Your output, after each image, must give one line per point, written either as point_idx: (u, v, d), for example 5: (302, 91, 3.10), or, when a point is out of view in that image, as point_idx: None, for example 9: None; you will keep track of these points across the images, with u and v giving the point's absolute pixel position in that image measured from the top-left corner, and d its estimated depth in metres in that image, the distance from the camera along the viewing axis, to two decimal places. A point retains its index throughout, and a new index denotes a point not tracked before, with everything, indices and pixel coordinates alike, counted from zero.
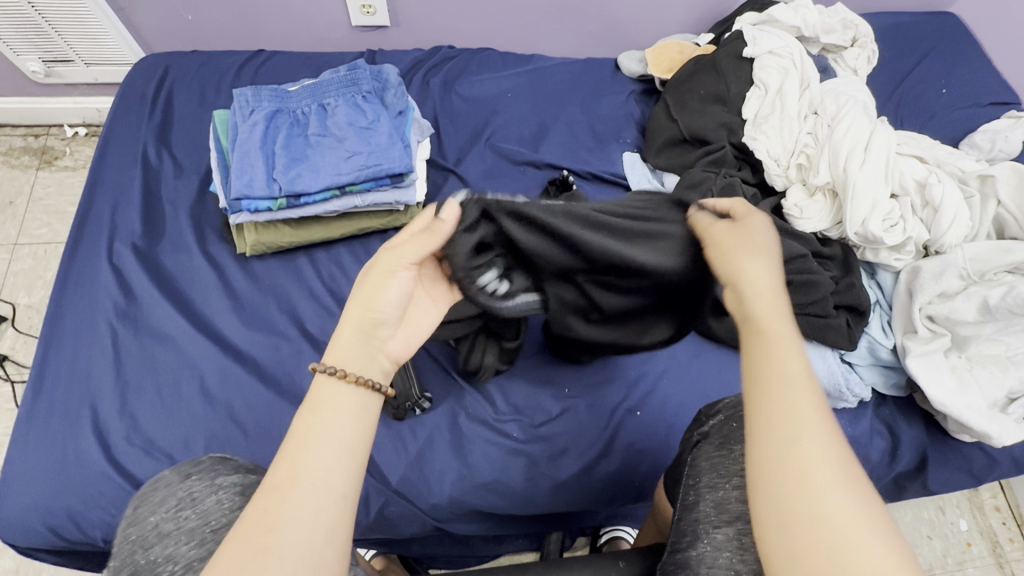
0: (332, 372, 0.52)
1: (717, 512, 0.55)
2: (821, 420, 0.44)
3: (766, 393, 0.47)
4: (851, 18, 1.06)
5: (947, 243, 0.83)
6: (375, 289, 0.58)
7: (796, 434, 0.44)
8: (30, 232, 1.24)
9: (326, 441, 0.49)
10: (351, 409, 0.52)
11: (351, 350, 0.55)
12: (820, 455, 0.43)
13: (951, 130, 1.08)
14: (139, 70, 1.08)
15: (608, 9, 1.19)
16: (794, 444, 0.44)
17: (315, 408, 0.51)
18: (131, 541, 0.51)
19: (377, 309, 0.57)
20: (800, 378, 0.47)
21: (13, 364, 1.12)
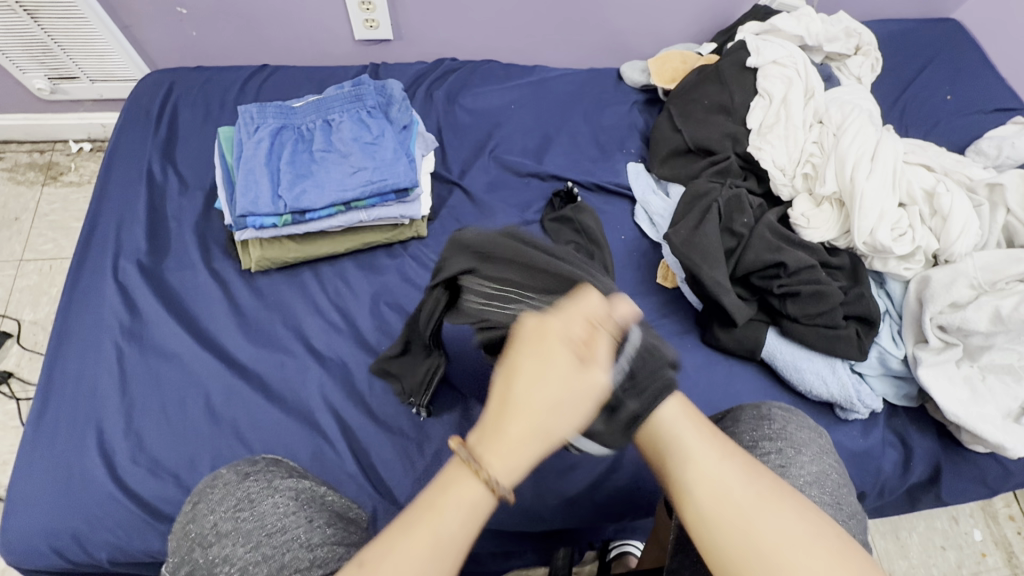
0: (486, 479, 0.44)
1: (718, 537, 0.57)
2: (717, 462, 0.50)
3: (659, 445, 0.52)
4: (854, 26, 1.06)
5: (957, 252, 0.82)
6: (569, 394, 0.46)
7: (696, 459, 0.50)
8: (36, 248, 1.24)
9: (453, 523, 0.44)
10: (466, 512, 0.44)
11: (525, 455, 0.45)
12: (719, 462, 0.50)
13: (957, 136, 1.07)
14: (144, 86, 1.09)
15: (610, 20, 1.20)
16: (711, 501, 0.48)
17: (441, 500, 0.44)
18: (190, 538, 0.54)
19: (540, 418, 0.45)
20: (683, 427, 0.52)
21: (19, 381, 1.11)
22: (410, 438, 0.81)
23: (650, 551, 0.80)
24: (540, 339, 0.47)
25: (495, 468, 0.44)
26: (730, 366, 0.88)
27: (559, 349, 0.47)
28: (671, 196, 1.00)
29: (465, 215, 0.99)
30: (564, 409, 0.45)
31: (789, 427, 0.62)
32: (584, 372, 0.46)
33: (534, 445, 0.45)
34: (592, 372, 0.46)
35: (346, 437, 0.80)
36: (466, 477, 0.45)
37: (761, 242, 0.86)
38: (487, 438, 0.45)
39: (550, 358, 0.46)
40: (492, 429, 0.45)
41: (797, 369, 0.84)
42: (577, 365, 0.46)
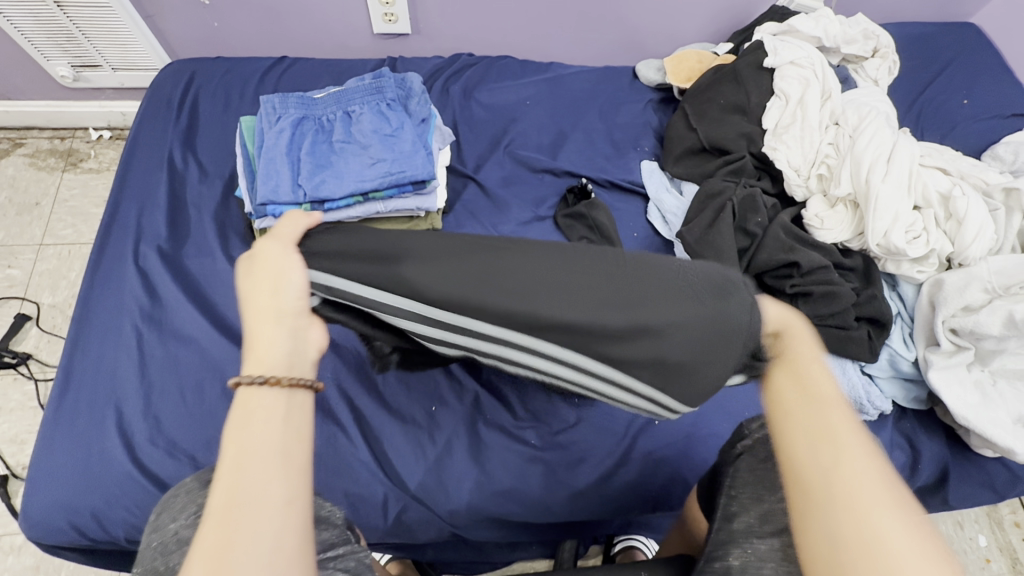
0: (267, 380, 0.43)
1: (761, 522, 0.56)
2: (850, 449, 0.42)
3: (791, 415, 0.45)
4: (872, 28, 1.05)
5: (971, 256, 0.82)
6: (273, 271, 0.50)
7: (834, 443, 0.43)
8: (55, 232, 1.26)
9: (261, 431, 0.42)
10: (277, 416, 0.43)
11: (273, 342, 0.46)
12: (858, 456, 0.42)
13: (974, 140, 1.07)
14: (166, 75, 1.10)
15: (627, 18, 1.20)
16: (828, 480, 0.42)
17: (237, 424, 0.42)
18: (153, 548, 0.52)
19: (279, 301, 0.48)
20: (832, 398, 0.45)
21: (37, 363, 1.14)
22: (421, 427, 0.83)
23: (676, 536, 0.80)
24: (246, 266, 0.50)
25: (255, 368, 0.44)
26: None
27: (263, 253, 0.51)
28: (685, 194, 1.00)
29: (479, 209, 1.00)
30: (281, 288, 0.49)
31: None
32: (279, 257, 0.51)
33: (278, 332, 0.47)
34: (268, 254, 0.51)
35: (359, 424, 0.82)
36: (255, 394, 0.43)
37: (775, 242, 0.86)
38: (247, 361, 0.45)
39: (249, 264, 0.51)
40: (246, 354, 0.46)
41: None
42: (285, 249, 0.52)
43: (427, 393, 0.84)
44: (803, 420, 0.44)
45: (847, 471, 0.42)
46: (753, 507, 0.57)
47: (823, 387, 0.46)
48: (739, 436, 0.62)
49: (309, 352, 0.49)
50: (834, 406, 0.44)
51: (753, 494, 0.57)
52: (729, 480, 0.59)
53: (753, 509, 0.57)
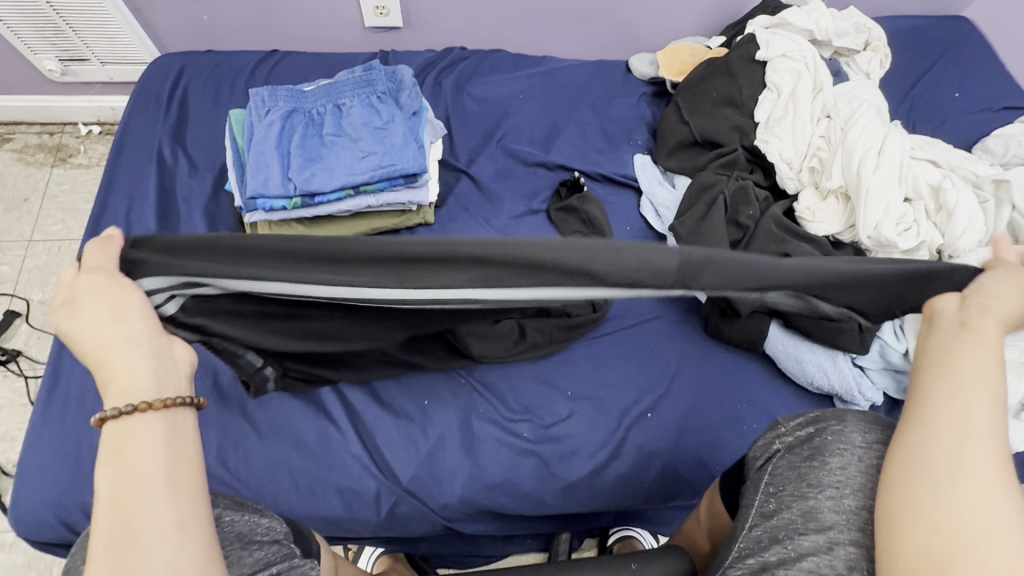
0: (134, 410, 0.44)
1: (805, 520, 0.52)
2: (979, 429, 0.44)
3: (936, 377, 0.48)
4: (863, 22, 1.05)
5: (961, 248, 0.82)
6: (106, 300, 0.47)
7: (965, 416, 0.45)
8: (45, 228, 1.25)
9: (146, 459, 0.43)
10: (159, 442, 0.44)
11: (134, 369, 0.46)
12: (982, 441, 0.44)
13: (965, 133, 1.08)
14: (155, 69, 1.09)
15: (621, 10, 1.20)
16: (936, 438, 0.45)
17: (107, 460, 0.43)
18: None
19: (124, 325, 0.47)
20: (988, 382, 0.46)
21: (27, 360, 1.13)
22: (414, 422, 0.83)
23: (684, 535, 0.78)
24: (67, 322, 0.46)
25: (116, 401, 0.44)
26: (731, 358, 0.90)
27: (90, 287, 0.47)
28: (677, 187, 1.01)
29: (472, 203, 1.00)
30: (120, 314, 0.47)
31: None
32: (107, 286, 0.47)
33: (134, 360, 0.46)
34: (92, 284, 0.47)
35: (351, 419, 0.82)
36: (123, 427, 0.44)
37: (766, 235, 0.86)
38: (109, 394, 0.45)
39: (71, 310, 0.46)
40: (106, 390, 0.46)
41: (798, 361, 0.86)
42: (109, 279, 0.48)
43: (419, 387, 0.85)
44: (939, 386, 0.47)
45: (973, 433, 0.44)
46: (794, 504, 0.54)
47: (973, 364, 0.47)
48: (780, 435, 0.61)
49: (180, 367, 0.49)
50: (981, 386, 0.46)
51: (797, 491, 0.54)
52: (770, 479, 0.57)
53: (794, 505, 0.54)
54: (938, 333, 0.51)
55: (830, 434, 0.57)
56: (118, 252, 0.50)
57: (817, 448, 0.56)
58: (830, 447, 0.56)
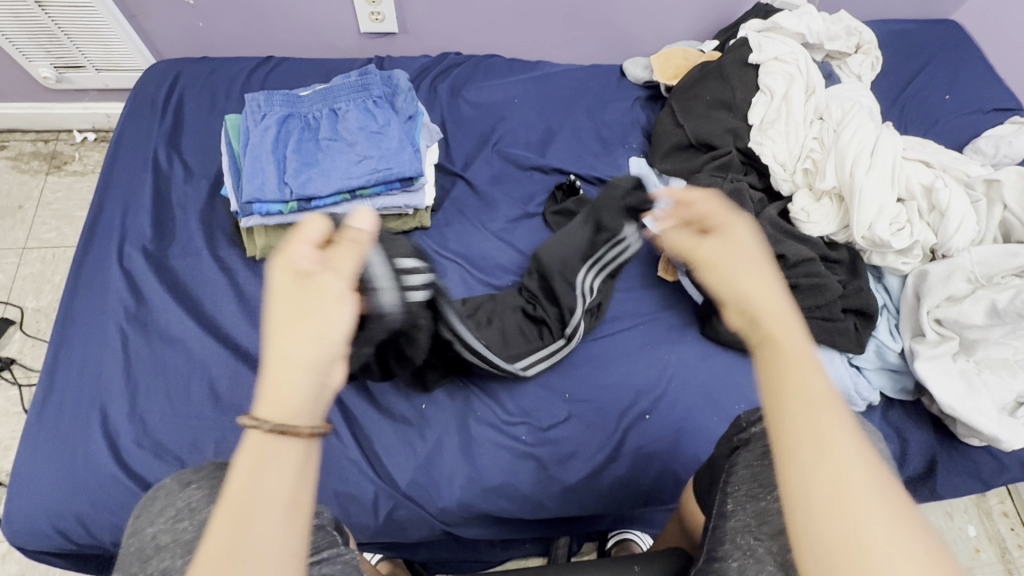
0: (285, 429, 0.38)
1: (759, 522, 0.53)
2: (850, 451, 0.37)
3: (798, 407, 0.38)
4: (854, 25, 1.06)
5: (955, 247, 0.83)
6: (311, 311, 0.42)
7: (833, 443, 0.37)
8: (39, 236, 1.24)
9: (277, 492, 0.37)
10: (292, 480, 0.37)
11: (299, 390, 0.40)
12: (858, 457, 0.37)
13: (956, 135, 1.09)
14: (150, 76, 1.10)
15: (615, 15, 1.20)
16: (825, 485, 0.36)
17: (241, 477, 0.37)
18: (132, 551, 0.52)
19: (316, 338, 0.41)
20: (824, 392, 0.39)
21: (21, 368, 1.12)
22: (411, 425, 0.83)
23: (671, 533, 0.78)
24: (280, 291, 0.43)
25: (271, 413, 0.38)
26: (728, 359, 0.91)
27: (309, 274, 0.44)
28: None
29: (468, 206, 1.00)
30: (321, 326, 0.41)
31: None
32: (309, 289, 0.43)
33: (301, 381, 0.40)
34: (314, 285, 0.43)
35: (348, 423, 0.82)
36: (268, 442, 0.38)
37: (762, 235, 0.87)
38: (266, 394, 0.39)
39: (297, 281, 0.43)
40: (266, 386, 0.40)
41: None
42: (335, 281, 0.44)
43: (417, 391, 0.85)
44: (803, 414, 0.38)
45: (838, 417, 0.38)
46: (748, 504, 0.54)
47: (809, 380, 0.39)
48: (736, 432, 0.60)
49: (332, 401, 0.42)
50: (822, 405, 0.38)
51: (750, 492, 0.55)
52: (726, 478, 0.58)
53: (749, 506, 0.54)
54: (758, 346, 0.42)
55: None
56: (360, 240, 0.49)
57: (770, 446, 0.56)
58: None
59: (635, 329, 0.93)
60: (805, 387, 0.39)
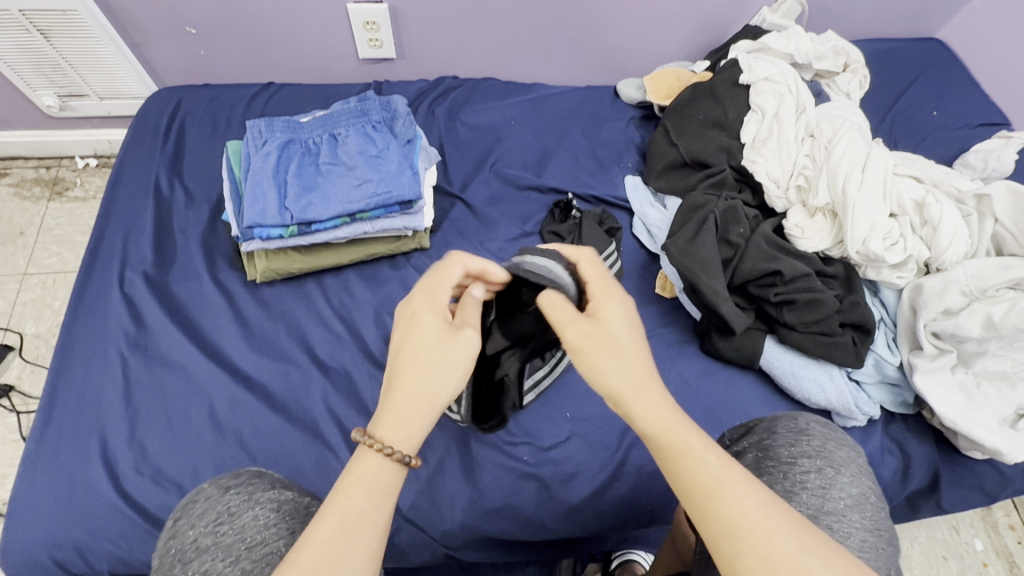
0: (388, 450, 0.51)
1: None
2: (714, 462, 0.49)
3: (673, 456, 0.51)
4: (841, 45, 1.09)
5: (948, 261, 0.84)
6: (450, 354, 0.56)
7: (704, 469, 0.49)
8: (40, 261, 1.25)
9: (368, 498, 0.49)
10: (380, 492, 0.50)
11: (417, 422, 0.54)
12: (722, 469, 0.49)
13: (946, 149, 1.11)
14: (152, 103, 1.11)
15: (607, 37, 1.23)
16: (710, 510, 0.47)
17: (348, 484, 0.50)
18: (170, 555, 0.52)
19: (431, 388, 0.55)
20: (681, 432, 0.52)
21: (19, 395, 1.11)
22: None
23: (664, 559, 0.78)
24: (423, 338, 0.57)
25: (389, 439, 0.52)
26: (729, 376, 0.91)
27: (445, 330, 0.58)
28: (669, 208, 1.02)
29: (467, 227, 1.01)
30: (441, 378, 0.55)
31: (829, 445, 0.59)
32: (450, 334, 0.58)
33: (421, 416, 0.54)
34: (458, 334, 0.58)
35: (349, 446, 0.82)
36: (371, 458, 0.51)
37: (758, 252, 0.88)
38: (383, 419, 0.53)
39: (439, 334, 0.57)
40: (387, 413, 0.54)
41: (796, 376, 0.87)
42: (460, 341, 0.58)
43: None
44: (678, 459, 0.50)
45: (702, 444, 0.51)
46: None
47: (670, 427, 0.52)
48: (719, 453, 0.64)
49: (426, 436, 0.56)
50: (686, 439, 0.51)
51: None
52: None
53: None
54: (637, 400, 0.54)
55: (756, 452, 0.60)
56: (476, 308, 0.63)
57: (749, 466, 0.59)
58: (759, 466, 0.58)
59: None
60: (669, 425, 0.52)
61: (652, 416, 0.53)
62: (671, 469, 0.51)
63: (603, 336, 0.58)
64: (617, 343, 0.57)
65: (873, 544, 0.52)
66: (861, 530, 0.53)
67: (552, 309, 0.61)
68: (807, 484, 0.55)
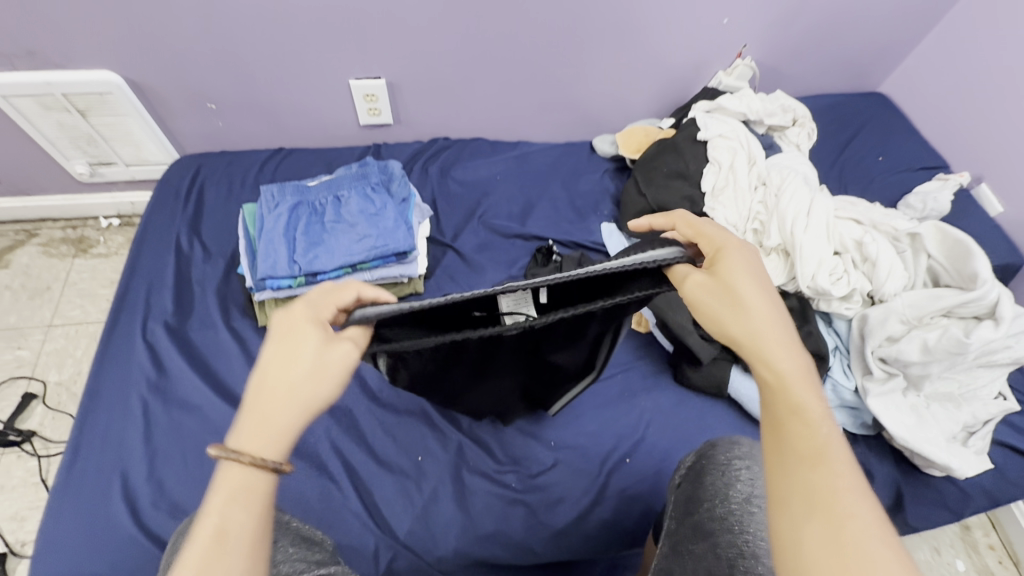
0: (250, 457, 0.45)
1: (693, 534, 0.63)
2: (825, 439, 0.47)
3: (780, 415, 0.50)
4: (787, 103, 1.22)
5: (888, 292, 0.93)
6: (332, 359, 0.53)
7: (813, 438, 0.47)
8: (64, 314, 1.35)
9: (238, 513, 0.44)
10: (251, 498, 0.44)
11: (287, 414, 0.49)
12: (832, 446, 0.47)
13: (891, 191, 1.23)
14: (175, 169, 1.24)
15: (583, 101, 1.38)
16: (796, 472, 0.46)
17: (213, 503, 0.44)
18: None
19: (303, 385, 0.51)
20: (806, 401, 0.50)
21: (40, 440, 1.18)
22: (409, 476, 0.90)
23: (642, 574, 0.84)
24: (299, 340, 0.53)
25: (252, 444, 0.46)
26: (701, 404, 0.99)
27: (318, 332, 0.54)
28: None
29: (458, 273, 1.11)
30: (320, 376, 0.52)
31: (756, 447, 0.70)
32: (329, 343, 0.54)
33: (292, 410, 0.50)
34: (337, 344, 0.54)
35: (350, 478, 0.89)
36: (233, 473, 0.45)
37: None
38: (247, 432, 0.48)
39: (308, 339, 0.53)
40: (251, 423, 0.48)
41: (761, 403, 0.94)
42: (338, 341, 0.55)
43: (414, 444, 0.92)
44: (789, 420, 0.49)
45: (825, 418, 0.49)
46: (685, 520, 0.66)
47: (793, 391, 0.50)
48: (679, 467, 0.75)
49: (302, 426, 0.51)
50: (802, 405, 0.50)
51: (686, 510, 0.66)
52: (671, 509, 0.70)
53: (685, 521, 0.65)
54: (756, 354, 0.54)
55: (701, 458, 0.71)
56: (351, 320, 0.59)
57: (697, 471, 0.69)
58: (703, 469, 0.69)
59: (613, 379, 1.01)
60: (795, 387, 0.51)
61: (782, 367, 0.52)
62: (778, 425, 0.49)
63: (720, 292, 0.57)
64: (752, 309, 0.56)
65: None
66: None
67: (683, 279, 0.59)
68: (738, 477, 0.64)
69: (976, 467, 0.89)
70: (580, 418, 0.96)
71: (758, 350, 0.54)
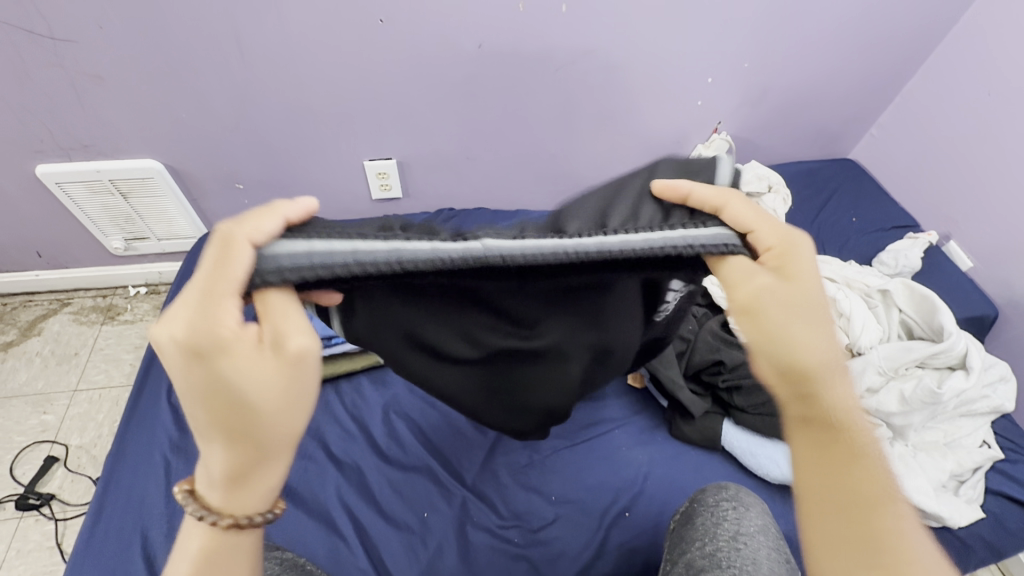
0: (246, 519, 0.50)
1: (688, 569, 0.66)
2: (885, 483, 0.56)
3: (846, 460, 0.57)
4: (762, 172, 1.34)
5: (864, 346, 0.99)
6: (292, 386, 0.49)
7: (871, 484, 0.56)
8: (89, 378, 1.42)
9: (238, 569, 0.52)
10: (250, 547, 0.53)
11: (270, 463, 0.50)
12: (888, 489, 0.56)
13: (866, 250, 1.31)
14: (203, 242, 1.35)
15: (576, 173, 1.51)
16: (851, 519, 0.55)
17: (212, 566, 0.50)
18: None
19: (264, 434, 0.48)
20: (865, 442, 0.58)
21: (59, 503, 1.22)
22: (415, 532, 0.92)
23: None
24: (226, 380, 0.45)
25: (240, 506, 0.50)
26: (696, 456, 1.02)
27: (251, 359, 0.46)
28: None
29: None
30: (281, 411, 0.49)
31: (740, 493, 0.76)
32: (276, 358, 0.47)
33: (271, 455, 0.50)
34: (285, 349, 0.47)
35: (358, 534, 0.92)
36: (228, 531, 0.50)
37: (704, 344, 1.05)
38: (233, 491, 0.50)
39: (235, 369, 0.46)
40: (232, 484, 0.49)
41: (753, 454, 0.98)
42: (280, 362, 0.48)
43: (421, 499, 0.96)
44: (854, 466, 0.56)
45: (880, 462, 0.57)
46: (680, 558, 0.69)
47: (858, 434, 0.58)
48: (674, 516, 0.80)
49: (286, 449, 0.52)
50: (864, 451, 0.57)
51: (681, 549, 0.70)
52: (667, 552, 0.73)
53: (680, 559, 0.68)
54: (830, 396, 0.58)
55: (694, 503, 0.76)
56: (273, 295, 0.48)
57: (689, 515, 0.74)
58: (695, 512, 0.74)
59: (611, 433, 1.06)
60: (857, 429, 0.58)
61: (841, 408, 0.58)
62: (847, 464, 0.57)
63: (783, 303, 0.56)
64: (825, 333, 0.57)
65: (778, 559, 0.67)
66: (768, 547, 0.67)
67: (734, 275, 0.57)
68: (726, 517, 0.70)
69: (968, 515, 0.91)
70: (580, 472, 1.00)
71: (825, 384, 0.58)
